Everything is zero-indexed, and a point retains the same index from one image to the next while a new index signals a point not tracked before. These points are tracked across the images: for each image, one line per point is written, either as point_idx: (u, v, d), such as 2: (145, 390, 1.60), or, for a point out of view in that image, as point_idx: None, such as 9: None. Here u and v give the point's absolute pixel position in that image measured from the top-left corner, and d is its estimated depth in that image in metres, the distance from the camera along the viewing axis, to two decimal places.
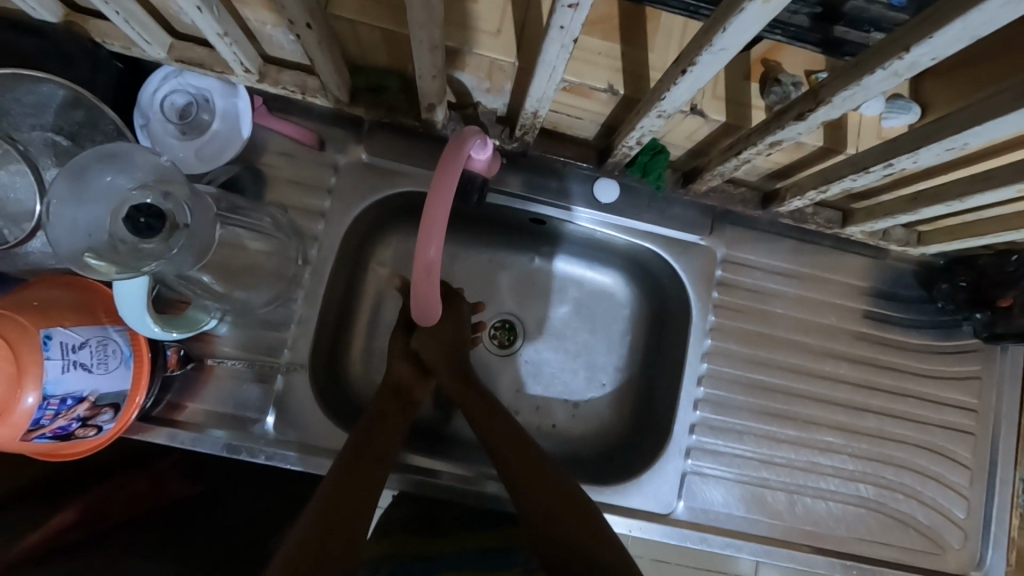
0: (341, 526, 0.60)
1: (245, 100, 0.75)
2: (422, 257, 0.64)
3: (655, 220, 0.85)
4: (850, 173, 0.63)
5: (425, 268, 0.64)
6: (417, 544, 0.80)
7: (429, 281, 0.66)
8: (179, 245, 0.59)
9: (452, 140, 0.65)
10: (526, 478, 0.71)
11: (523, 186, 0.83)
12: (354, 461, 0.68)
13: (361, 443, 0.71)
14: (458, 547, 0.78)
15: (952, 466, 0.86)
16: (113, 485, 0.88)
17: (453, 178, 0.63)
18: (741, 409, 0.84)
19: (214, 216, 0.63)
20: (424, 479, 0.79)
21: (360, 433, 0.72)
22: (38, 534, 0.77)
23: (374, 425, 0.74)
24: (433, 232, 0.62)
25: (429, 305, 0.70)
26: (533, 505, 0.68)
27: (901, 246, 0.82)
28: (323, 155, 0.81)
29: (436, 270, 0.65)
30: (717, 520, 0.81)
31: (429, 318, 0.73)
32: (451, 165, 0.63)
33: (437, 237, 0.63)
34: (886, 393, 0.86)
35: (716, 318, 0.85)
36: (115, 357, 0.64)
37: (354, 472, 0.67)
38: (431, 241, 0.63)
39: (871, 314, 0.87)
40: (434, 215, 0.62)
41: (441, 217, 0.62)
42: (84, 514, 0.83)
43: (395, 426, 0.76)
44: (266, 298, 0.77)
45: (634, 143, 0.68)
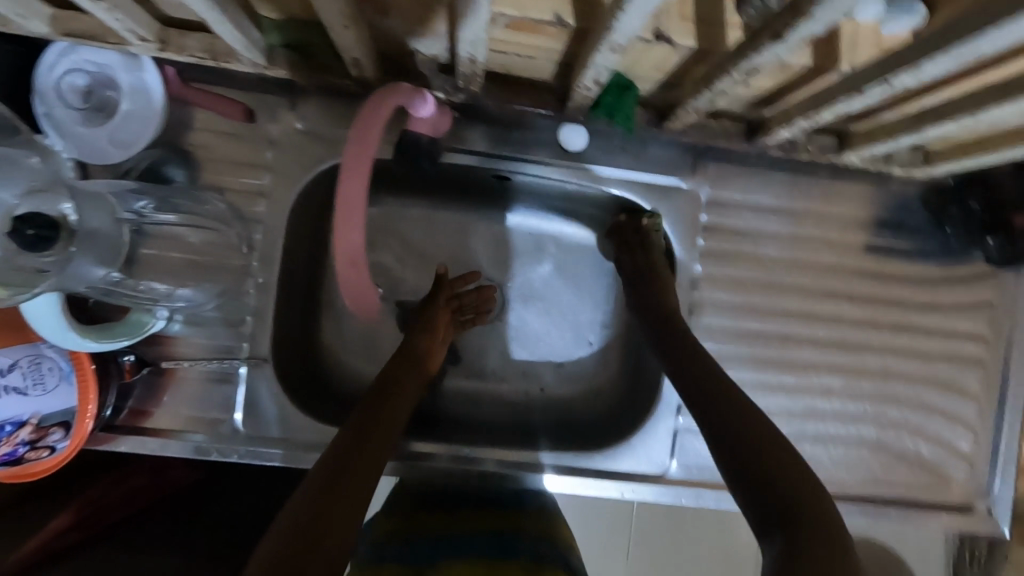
0: (342, 493, 0.54)
1: (154, 74, 0.66)
2: (344, 242, 0.57)
3: (632, 165, 0.77)
4: (842, 97, 0.55)
5: (349, 259, 0.58)
6: (426, 521, 0.78)
7: (355, 270, 0.60)
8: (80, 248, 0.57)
9: (369, 104, 0.58)
10: (775, 455, 0.53)
11: (481, 140, 0.74)
12: (359, 431, 0.62)
13: (370, 416, 0.64)
14: (462, 529, 0.75)
15: (960, 398, 0.82)
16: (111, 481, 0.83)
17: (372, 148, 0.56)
18: (735, 360, 0.79)
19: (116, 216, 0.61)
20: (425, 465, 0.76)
21: (368, 403, 0.66)
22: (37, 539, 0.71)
23: (381, 402, 0.66)
24: (351, 219, 0.56)
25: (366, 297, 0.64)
26: (779, 488, 0.51)
27: (906, 169, 0.75)
28: (254, 127, 0.73)
29: (359, 259, 0.58)
30: (714, 476, 0.79)
31: (370, 310, 0.67)
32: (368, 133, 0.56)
33: (356, 225, 0.56)
34: (888, 328, 0.81)
35: (703, 267, 0.78)
36: (52, 376, 0.62)
37: (358, 442, 0.60)
38: (351, 227, 0.56)
39: (873, 246, 0.81)
40: (350, 195, 0.56)
41: (357, 199, 0.56)
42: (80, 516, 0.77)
43: (403, 405, 0.68)
44: (215, 293, 0.72)
45: (592, 84, 0.59)
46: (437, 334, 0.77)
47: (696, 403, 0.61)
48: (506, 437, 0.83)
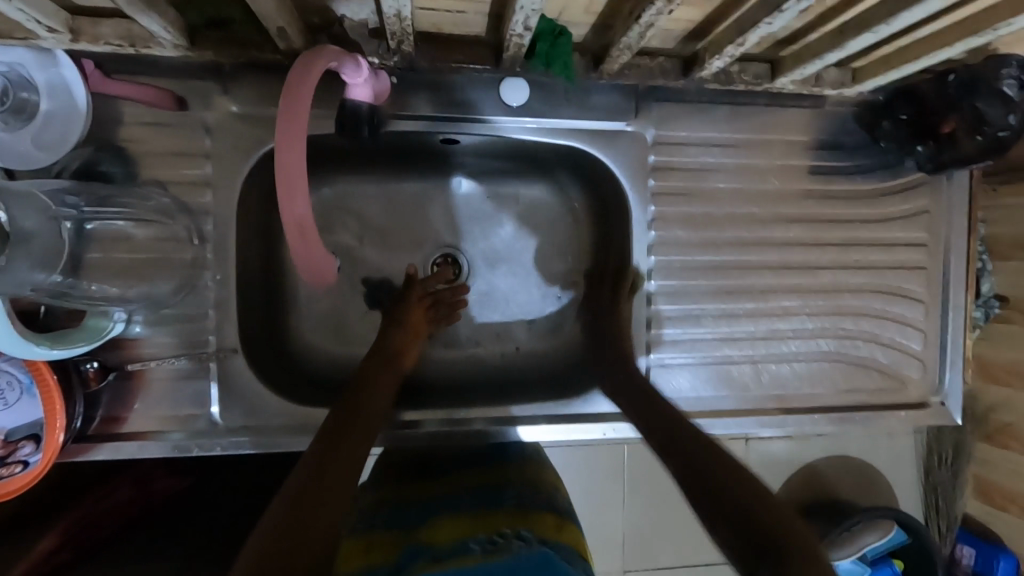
0: (330, 481, 0.54)
1: (71, 68, 0.64)
2: (289, 212, 0.54)
3: (576, 114, 0.77)
4: (766, 17, 0.56)
5: (297, 227, 0.55)
6: (414, 490, 0.79)
7: (307, 240, 0.57)
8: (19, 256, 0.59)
9: (295, 70, 0.54)
10: (732, 474, 0.54)
11: (423, 105, 0.74)
12: (342, 419, 0.61)
13: (351, 405, 0.64)
14: (452, 491, 0.77)
15: (907, 303, 0.87)
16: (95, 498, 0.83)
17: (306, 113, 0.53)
18: (697, 293, 0.82)
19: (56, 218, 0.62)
20: (407, 437, 0.77)
21: (349, 394, 0.65)
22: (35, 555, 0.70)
23: (360, 392, 0.65)
24: (294, 184, 0.53)
25: (323, 266, 0.61)
26: (749, 507, 0.51)
27: (837, 89, 0.77)
28: (188, 115, 0.70)
29: (309, 226, 0.55)
30: (689, 405, 0.82)
31: (326, 281, 0.65)
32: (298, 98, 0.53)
33: (301, 193, 0.53)
34: (836, 246, 0.85)
35: (657, 207, 0.80)
36: (14, 390, 0.62)
37: (342, 432, 0.60)
38: (296, 194, 0.53)
39: (815, 168, 0.84)
40: (291, 162, 0.52)
41: (298, 163, 0.52)
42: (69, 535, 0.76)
43: (384, 394, 0.67)
44: (172, 289, 0.71)
45: (522, 30, 0.59)
46: (412, 326, 0.77)
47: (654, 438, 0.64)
48: (484, 397, 0.84)
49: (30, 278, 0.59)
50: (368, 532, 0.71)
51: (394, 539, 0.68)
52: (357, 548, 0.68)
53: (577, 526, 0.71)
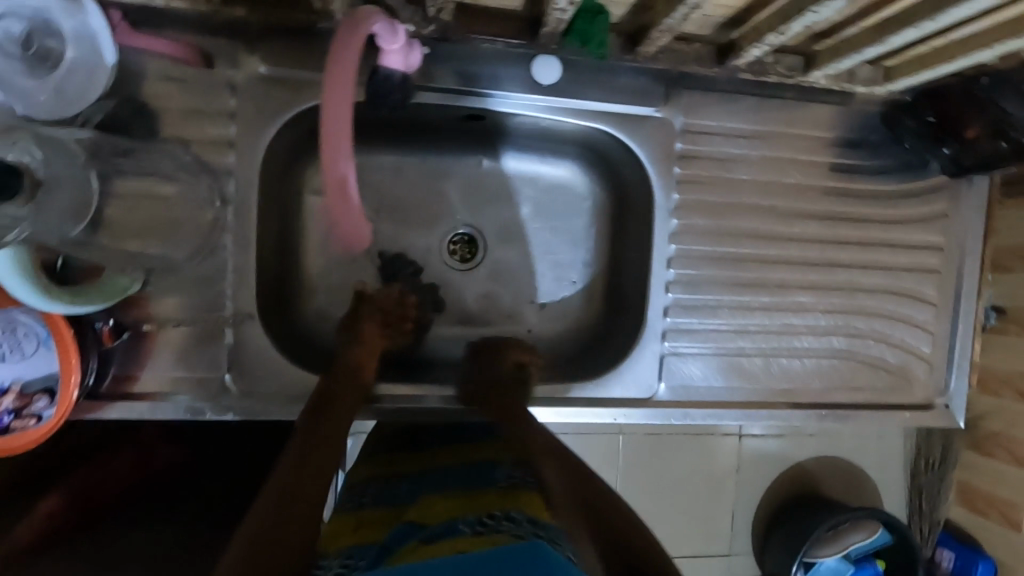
0: (292, 522, 0.57)
1: (99, 18, 0.62)
2: (333, 170, 0.57)
3: (604, 96, 0.76)
4: (812, 5, 0.56)
5: (338, 185, 0.58)
6: (405, 463, 0.78)
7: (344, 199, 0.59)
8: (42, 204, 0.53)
9: (342, 29, 0.57)
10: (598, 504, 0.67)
11: (451, 78, 0.72)
12: (302, 453, 0.65)
13: (311, 435, 0.67)
14: (444, 465, 0.75)
15: (919, 305, 0.87)
16: (96, 465, 0.80)
17: (351, 69, 0.55)
18: (714, 284, 0.82)
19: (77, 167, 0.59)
20: (388, 410, 0.76)
21: (308, 422, 0.68)
22: (36, 523, 0.68)
23: (319, 423, 0.68)
24: (339, 141, 0.56)
25: (357, 229, 0.65)
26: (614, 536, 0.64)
27: (868, 87, 0.77)
28: (214, 74, 0.69)
29: (350, 188, 0.58)
30: (699, 395, 0.83)
31: (360, 242, 0.68)
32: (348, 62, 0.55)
33: (344, 149, 0.56)
34: (853, 245, 0.85)
35: (680, 196, 0.80)
36: (30, 341, 0.60)
37: (302, 470, 0.63)
38: (339, 150, 0.56)
39: (838, 165, 0.84)
40: (337, 121, 0.55)
41: (343, 122, 0.55)
42: (72, 500, 0.74)
43: (345, 416, 0.70)
44: (190, 251, 0.70)
45: (566, 4, 0.58)
46: (369, 346, 0.76)
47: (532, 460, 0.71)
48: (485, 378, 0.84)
49: (63, 229, 0.57)
50: (356, 507, 0.70)
51: (383, 515, 0.67)
52: (344, 523, 0.67)
53: (569, 504, 0.67)
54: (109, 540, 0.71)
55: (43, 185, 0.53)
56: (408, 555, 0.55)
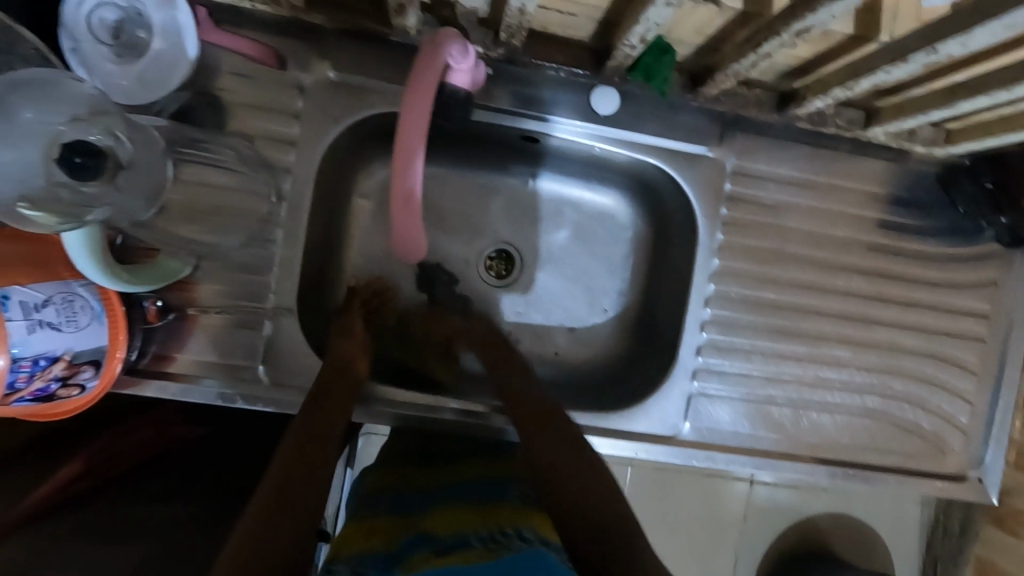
0: (293, 506, 0.53)
1: (186, 14, 0.65)
2: (401, 181, 0.61)
3: (660, 131, 0.77)
4: (884, 65, 0.57)
5: (404, 193, 0.61)
6: (416, 477, 0.77)
7: (409, 212, 0.63)
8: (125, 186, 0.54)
9: (425, 47, 0.60)
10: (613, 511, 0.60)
11: (511, 99, 0.74)
12: (303, 436, 0.61)
13: (311, 420, 0.63)
14: (457, 479, 0.73)
15: (958, 372, 0.85)
16: (117, 433, 0.83)
17: (430, 84, 0.59)
18: (749, 328, 0.81)
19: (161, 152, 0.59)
20: (391, 412, 0.76)
21: (310, 407, 0.64)
22: (45, 490, 0.72)
23: (320, 408, 0.64)
24: (410, 152, 0.59)
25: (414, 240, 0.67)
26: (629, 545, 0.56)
27: (927, 146, 0.77)
28: (285, 75, 0.72)
29: (415, 199, 0.62)
30: (724, 439, 0.81)
31: (416, 255, 0.70)
32: (426, 86, 0.59)
33: (416, 160, 0.59)
34: (895, 303, 0.84)
35: (725, 236, 0.80)
36: (85, 314, 0.60)
37: (303, 449, 0.59)
38: (412, 160, 0.59)
39: (886, 222, 0.83)
40: (411, 131, 0.59)
41: (417, 134, 0.59)
42: (89, 464, 0.78)
43: (344, 406, 0.67)
44: (241, 241, 0.72)
45: (637, 42, 0.60)
46: (357, 341, 0.74)
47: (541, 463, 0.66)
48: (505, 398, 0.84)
49: (135, 210, 0.57)
50: (369, 516, 0.69)
51: (391, 525, 0.66)
52: (355, 530, 0.66)
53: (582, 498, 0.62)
54: (115, 507, 0.74)
55: (125, 169, 0.54)
56: (420, 564, 0.55)
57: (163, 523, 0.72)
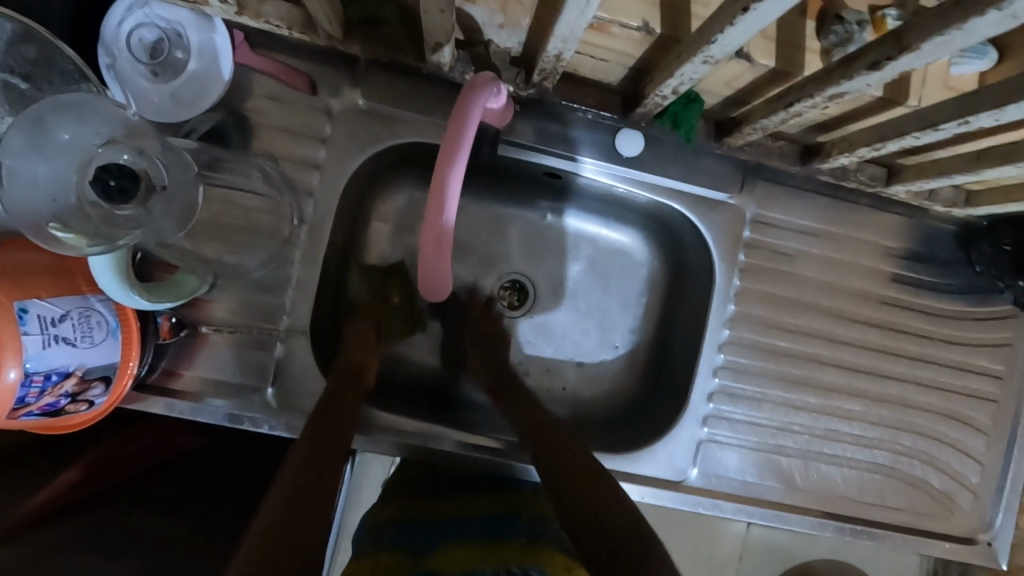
0: (313, 495, 0.55)
1: (224, 35, 0.66)
2: (432, 222, 0.61)
3: (682, 175, 0.77)
4: (914, 130, 0.57)
5: (435, 235, 0.62)
6: (420, 505, 0.77)
7: (438, 251, 0.63)
8: (157, 210, 0.55)
9: (466, 90, 0.60)
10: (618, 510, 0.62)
11: (535, 135, 0.75)
12: (318, 432, 0.62)
13: (326, 416, 0.64)
14: (460, 516, 0.74)
15: (970, 432, 0.84)
16: (120, 440, 0.79)
17: (468, 133, 0.60)
18: (762, 375, 0.81)
19: (195, 175, 0.59)
20: (392, 439, 0.74)
21: (326, 404, 0.66)
22: (45, 494, 0.69)
23: (335, 407, 0.66)
24: (444, 199, 0.60)
25: (438, 285, 0.68)
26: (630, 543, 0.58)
27: (947, 206, 0.77)
28: (315, 100, 0.72)
29: (445, 239, 0.62)
30: (731, 487, 0.80)
31: (436, 297, 0.69)
32: (462, 137, 0.60)
33: (449, 205, 0.61)
34: (909, 359, 0.83)
35: (742, 282, 0.80)
36: (100, 330, 0.59)
37: (319, 443, 0.61)
38: (445, 204, 0.61)
39: (902, 277, 0.83)
40: (449, 180, 0.60)
41: (453, 181, 0.60)
42: (91, 472, 0.74)
43: (352, 411, 0.67)
44: (260, 262, 0.72)
45: (669, 93, 0.60)
46: (365, 344, 0.75)
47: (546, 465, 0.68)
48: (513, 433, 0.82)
49: (167, 234, 0.56)
50: (375, 551, 0.69)
51: (399, 563, 0.67)
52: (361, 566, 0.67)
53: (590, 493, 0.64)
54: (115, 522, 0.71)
55: (159, 192, 0.55)
56: None
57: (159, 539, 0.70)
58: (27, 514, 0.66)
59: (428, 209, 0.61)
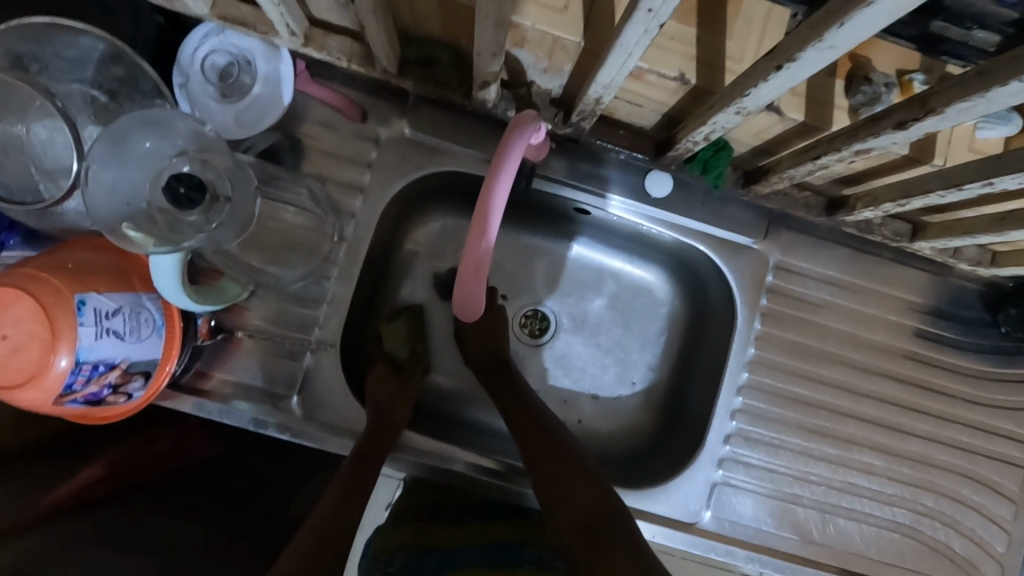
0: (344, 524, 0.60)
1: (288, 65, 0.71)
2: (472, 250, 0.67)
3: (708, 219, 0.80)
4: (939, 188, 0.58)
5: (475, 261, 0.67)
6: (431, 535, 0.77)
7: (475, 275, 0.69)
8: (219, 217, 0.59)
9: (512, 127, 0.64)
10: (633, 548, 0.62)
11: (566, 171, 0.78)
12: (363, 454, 0.67)
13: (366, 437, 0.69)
14: (468, 541, 0.75)
15: (995, 497, 0.82)
16: (142, 439, 0.80)
17: (511, 170, 0.64)
18: (780, 422, 0.80)
19: (255, 188, 0.64)
20: (415, 460, 0.76)
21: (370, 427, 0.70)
22: (65, 488, 0.70)
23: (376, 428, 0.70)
24: (484, 228, 0.66)
25: (475, 302, 0.72)
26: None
27: (972, 265, 0.78)
28: (364, 127, 0.77)
29: (484, 264, 0.68)
30: (745, 534, 0.79)
31: (472, 317, 0.75)
32: (506, 171, 0.64)
33: (488, 232, 0.66)
34: (931, 417, 0.82)
35: (763, 326, 0.81)
36: (148, 326, 0.63)
37: (356, 469, 0.65)
38: (484, 233, 0.66)
39: (925, 333, 0.83)
40: (491, 212, 0.65)
41: (495, 211, 0.66)
42: (112, 469, 0.75)
43: (390, 433, 0.71)
44: (299, 275, 0.75)
45: (701, 139, 0.63)
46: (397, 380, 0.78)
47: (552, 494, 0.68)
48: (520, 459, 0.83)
49: (224, 242, 0.61)
50: None
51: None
52: None
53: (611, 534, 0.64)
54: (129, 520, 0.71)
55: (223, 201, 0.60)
56: None
57: (171, 537, 0.71)
58: (47, 508, 0.67)
59: (466, 240, 0.67)
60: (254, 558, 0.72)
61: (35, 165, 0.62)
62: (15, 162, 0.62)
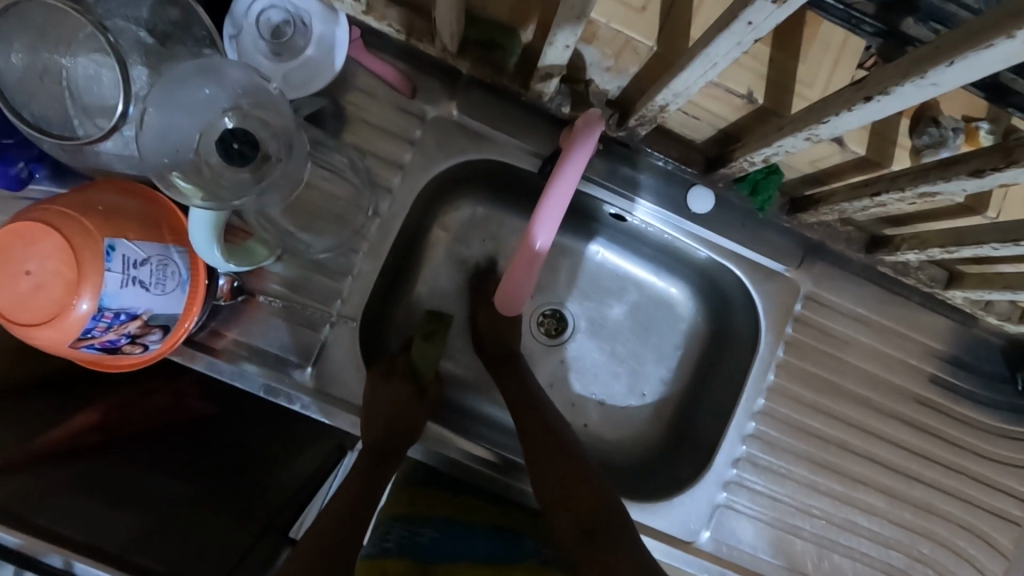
0: (358, 516, 0.64)
1: (345, 30, 0.68)
2: (527, 247, 0.72)
3: (745, 240, 0.79)
4: (993, 241, 0.58)
5: (529, 258, 0.73)
6: (424, 505, 0.76)
7: (525, 270, 0.74)
8: (269, 178, 0.58)
9: (576, 135, 0.68)
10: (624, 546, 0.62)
11: (608, 174, 0.77)
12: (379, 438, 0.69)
13: (376, 414, 0.70)
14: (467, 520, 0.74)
15: (990, 551, 0.83)
16: (137, 390, 0.76)
17: (571, 176, 0.69)
18: (790, 453, 0.80)
19: (307, 152, 0.62)
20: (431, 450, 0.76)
21: (381, 405, 0.71)
22: (58, 431, 0.64)
23: (384, 406, 0.71)
24: (542, 228, 0.71)
25: (515, 298, 0.77)
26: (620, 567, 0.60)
27: (1000, 320, 0.79)
28: (411, 103, 0.75)
29: (537, 261, 0.73)
30: (742, 560, 0.78)
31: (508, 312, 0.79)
32: (566, 177, 0.69)
33: (545, 233, 0.71)
34: (939, 465, 0.83)
35: (784, 354, 0.80)
36: (173, 280, 0.61)
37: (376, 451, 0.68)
38: (541, 233, 0.71)
39: (943, 381, 0.83)
40: (548, 214, 0.71)
41: (554, 213, 0.71)
42: (107, 418, 0.70)
43: (410, 411, 0.73)
44: (328, 245, 0.74)
45: (760, 160, 0.62)
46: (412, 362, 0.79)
47: (548, 481, 0.69)
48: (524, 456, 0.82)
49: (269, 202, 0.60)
50: (380, 552, 0.66)
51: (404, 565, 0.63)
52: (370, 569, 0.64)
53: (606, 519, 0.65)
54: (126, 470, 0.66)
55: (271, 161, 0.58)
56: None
57: (171, 493, 0.66)
58: (38, 449, 0.61)
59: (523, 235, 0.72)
60: (243, 520, 0.68)
61: (72, 99, 0.60)
62: (54, 93, 0.60)
